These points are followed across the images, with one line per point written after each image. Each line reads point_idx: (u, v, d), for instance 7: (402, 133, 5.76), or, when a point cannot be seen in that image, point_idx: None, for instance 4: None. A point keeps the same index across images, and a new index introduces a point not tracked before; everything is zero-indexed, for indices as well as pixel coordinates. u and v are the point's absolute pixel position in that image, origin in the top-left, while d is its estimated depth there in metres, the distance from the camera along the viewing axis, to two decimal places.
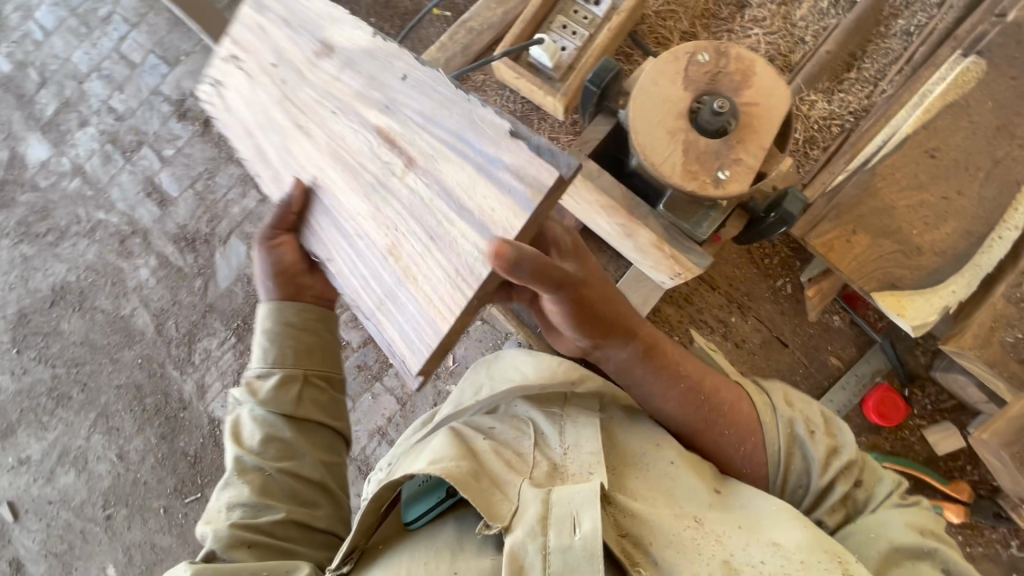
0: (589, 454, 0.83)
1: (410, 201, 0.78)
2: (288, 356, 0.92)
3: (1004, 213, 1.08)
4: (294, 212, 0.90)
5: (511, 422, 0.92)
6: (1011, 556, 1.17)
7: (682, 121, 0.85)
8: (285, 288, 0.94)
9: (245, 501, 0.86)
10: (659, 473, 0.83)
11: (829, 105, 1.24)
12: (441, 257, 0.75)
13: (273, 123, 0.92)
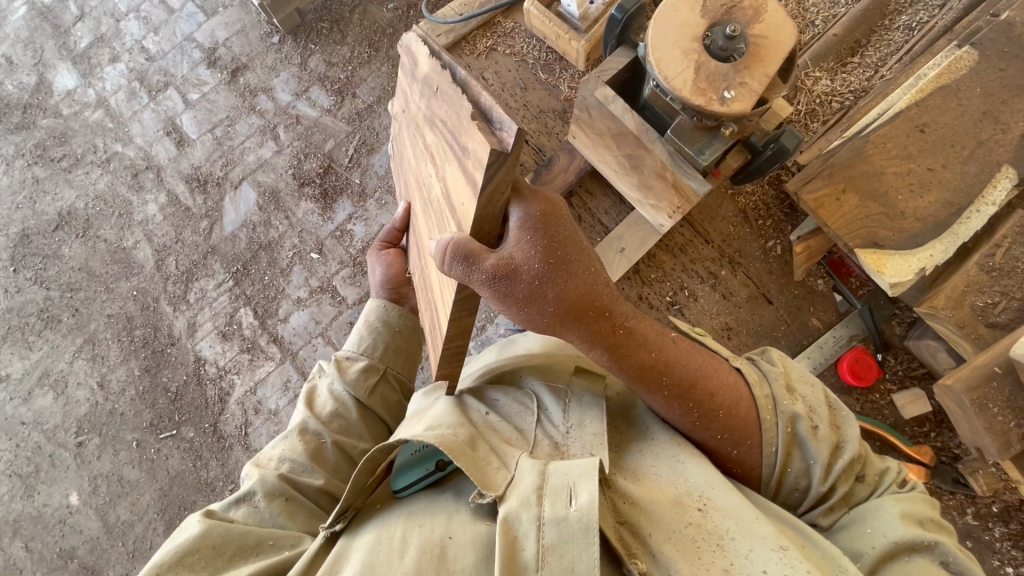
0: (592, 435, 0.81)
1: (441, 206, 0.84)
2: (379, 350, 1.07)
3: (985, 189, 1.15)
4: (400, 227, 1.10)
5: (515, 395, 0.91)
6: (967, 524, 1.21)
7: (696, 43, 0.92)
8: (389, 292, 1.14)
9: (296, 458, 0.93)
10: (666, 469, 0.79)
11: (832, 83, 1.34)
12: None
13: (403, 157, 1.09)
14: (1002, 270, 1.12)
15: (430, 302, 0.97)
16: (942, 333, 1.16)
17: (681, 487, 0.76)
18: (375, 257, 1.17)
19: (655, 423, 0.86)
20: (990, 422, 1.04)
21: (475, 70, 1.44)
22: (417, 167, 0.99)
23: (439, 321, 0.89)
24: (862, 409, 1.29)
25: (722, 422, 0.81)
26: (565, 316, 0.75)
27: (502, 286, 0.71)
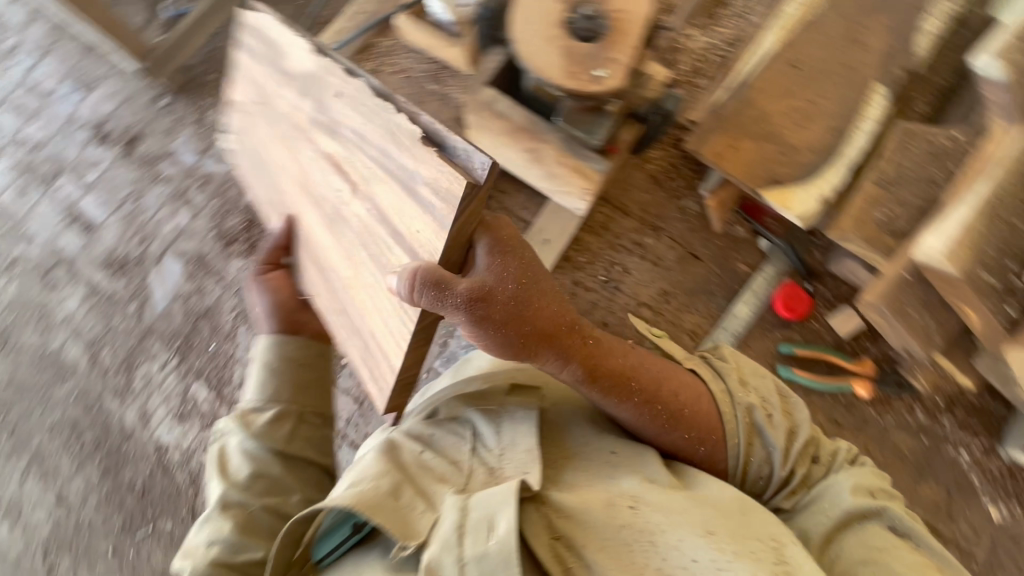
0: (524, 452, 0.85)
1: (361, 223, 0.91)
2: (287, 390, 0.98)
3: (861, 109, 1.22)
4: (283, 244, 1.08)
5: (451, 426, 0.94)
6: (918, 421, 1.28)
7: (557, 30, 0.93)
8: (281, 320, 1.04)
9: (224, 537, 0.87)
10: (600, 476, 0.85)
11: (708, 38, 1.38)
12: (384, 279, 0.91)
13: (266, 166, 1.10)
14: (895, 181, 1.18)
15: (376, 329, 0.99)
16: (856, 252, 1.22)
17: (614, 491, 0.81)
18: (257, 283, 1.07)
19: (588, 428, 0.93)
20: (911, 326, 1.10)
21: None
22: (310, 187, 0.99)
23: (382, 339, 0.98)
24: (804, 337, 1.33)
25: (683, 419, 0.91)
26: (535, 342, 0.83)
27: (477, 312, 0.78)
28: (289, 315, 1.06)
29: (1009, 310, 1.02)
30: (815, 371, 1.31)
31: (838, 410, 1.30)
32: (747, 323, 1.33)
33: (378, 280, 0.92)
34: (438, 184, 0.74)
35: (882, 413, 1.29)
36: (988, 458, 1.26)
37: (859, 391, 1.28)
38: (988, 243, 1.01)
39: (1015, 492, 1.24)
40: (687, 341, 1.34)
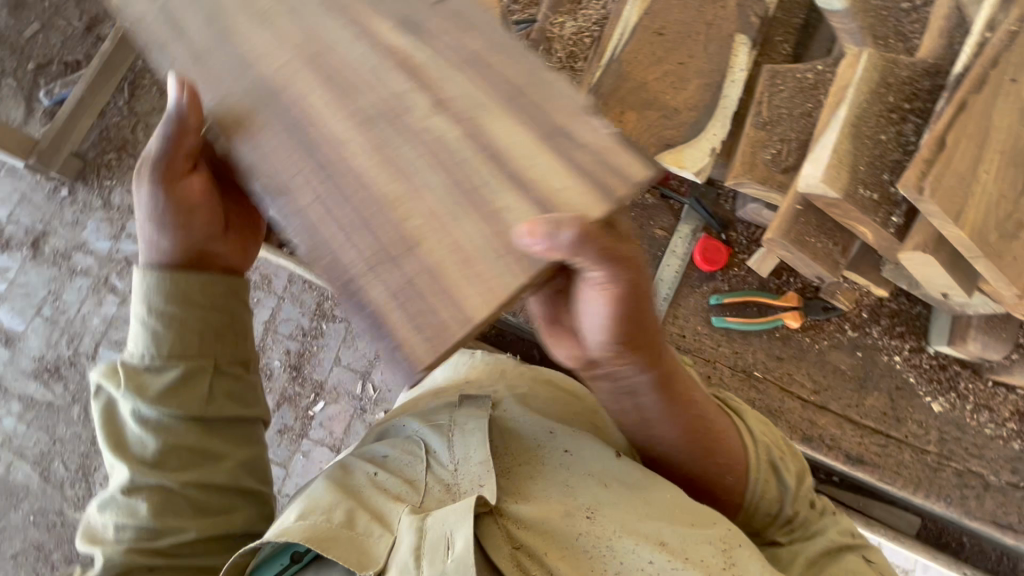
0: (478, 464, 0.92)
1: (433, 138, 0.76)
2: (194, 338, 0.91)
3: (729, 61, 1.27)
4: (190, 129, 0.83)
5: (403, 445, 1.00)
6: (851, 338, 1.35)
7: None
8: (179, 232, 0.90)
9: (142, 524, 0.89)
10: (557, 480, 0.92)
11: (576, 22, 1.41)
12: (481, 224, 0.72)
13: (223, 27, 0.85)
14: (772, 120, 1.24)
15: (395, 262, 0.72)
16: (754, 195, 1.27)
17: (570, 502, 0.89)
18: (159, 186, 0.87)
19: (540, 428, 1.00)
20: (812, 254, 1.14)
21: None
22: (342, 88, 0.79)
23: (445, 296, 0.70)
24: (732, 285, 1.37)
25: (712, 450, 0.95)
26: (636, 341, 0.80)
27: (621, 289, 0.72)
28: (191, 235, 0.92)
29: (897, 219, 1.05)
30: (747, 314, 1.36)
31: (775, 346, 1.35)
32: (674, 286, 1.37)
33: (452, 208, 0.73)
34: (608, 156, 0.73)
35: (817, 339, 1.35)
36: (918, 356, 1.33)
37: (790, 323, 1.33)
38: (862, 161, 1.05)
39: (949, 382, 1.31)
40: None
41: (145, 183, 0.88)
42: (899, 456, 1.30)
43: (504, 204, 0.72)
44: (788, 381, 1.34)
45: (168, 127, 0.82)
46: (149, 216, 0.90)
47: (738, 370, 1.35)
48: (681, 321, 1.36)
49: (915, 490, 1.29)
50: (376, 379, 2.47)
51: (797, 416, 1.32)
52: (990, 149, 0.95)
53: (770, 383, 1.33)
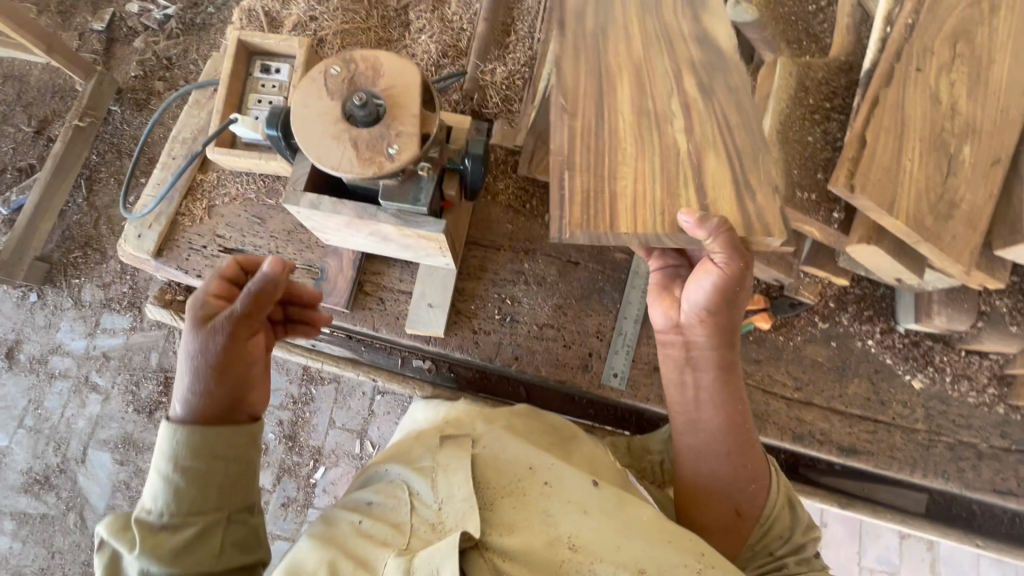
0: (462, 500, 0.93)
1: (667, 142, 0.98)
2: (212, 495, 0.92)
3: None
4: (272, 292, 0.92)
5: (388, 490, 0.99)
6: (823, 329, 1.36)
7: (341, 124, 0.95)
8: (227, 383, 0.93)
9: None
10: (540, 509, 0.94)
11: (506, 66, 1.45)
12: (664, 182, 0.96)
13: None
14: None
15: (582, 172, 0.97)
16: None
17: (553, 532, 0.92)
18: (218, 339, 0.90)
19: (523, 456, 1.02)
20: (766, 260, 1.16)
21: (207, 232, 1.39)
22: (567, 107, 1.01)
23: (742, 176, 0.95)
24: None
25: (749, 470, 1.05)
26: (721, 311, 0.97)
27: (727, 281, 0.93)
28: (224, 392, 0.93)
29: (839, 215, 1.08)
30: None
31: (752, 349, 1.36)
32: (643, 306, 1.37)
33: (655, 171, 0.96)
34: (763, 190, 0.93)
35: (790, 335, 1.37)
36: (891, 336, 1.35)
37: (760, 324, 1.33)
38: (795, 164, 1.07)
39: (924, 358, 1.33)
40: (596, 343, 1.35)
41: (206, 332, 0.91)
42: (890, 439, 1.31)
43: (689, 193, 0.95)
44: (770, 382, 1.35)
45: (256, 290, 0.90)
46: (188, 365, 0.91)
47: None
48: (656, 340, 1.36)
49: (911, 470, 1.30)
50: (374, 434, 2.47)
51: (784, 416, 1.33)
52: (910, 137, 0.99)
53: (752, 386, 1.34)
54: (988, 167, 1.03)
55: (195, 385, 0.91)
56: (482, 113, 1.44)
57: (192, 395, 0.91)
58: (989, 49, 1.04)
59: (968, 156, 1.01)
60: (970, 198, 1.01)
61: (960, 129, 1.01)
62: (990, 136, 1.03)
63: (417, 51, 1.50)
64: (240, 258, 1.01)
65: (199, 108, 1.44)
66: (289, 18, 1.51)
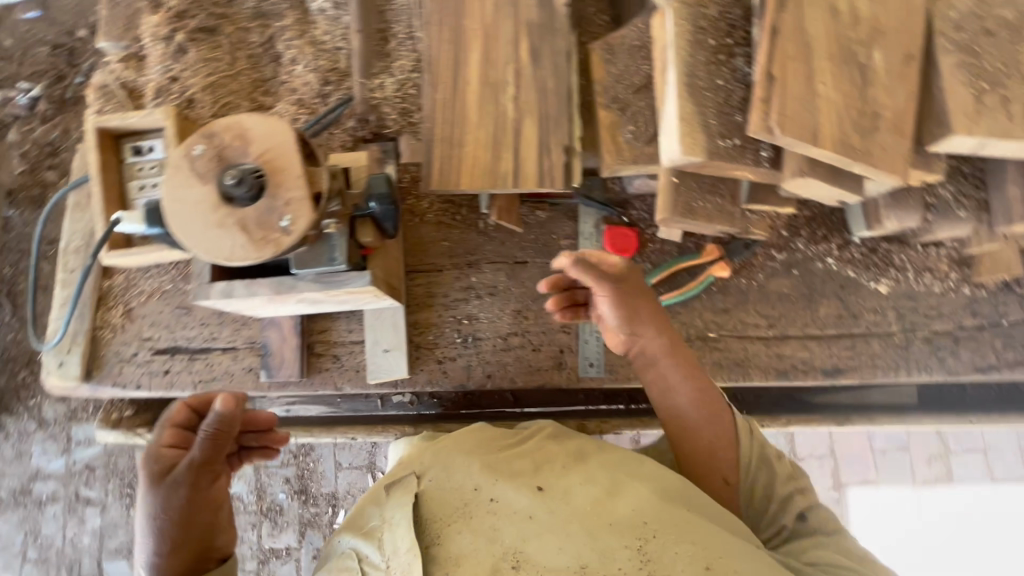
0: (406, 551, 0.94)
1: (492, 109, 1.18)
2: None
3: (555, 49, 1.20)
4: (221, 431, 0.98)
5: (341, 565, 1.01)
6: (782, 260, 1.34)
7: (222, 209, 0.86)
8: (182, 525, 0.99)
9: None
10: (483, 521, 0.95)
11: (394, 77, 1.34)
12: (493, 133, 1.17)
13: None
14: (619, 98, 1.20)
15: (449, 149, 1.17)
16: (637, 172, 1.22)
17: (501, 548, 0.92)
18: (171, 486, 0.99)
19: (470, 479, 1.01)
20: (707, 218, 1.11)
21: (134, 339, 1.30)
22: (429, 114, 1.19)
23: (555, 124, 1.18)
24: (654, 262, 1.34)
25: (704, 412, 1.11)
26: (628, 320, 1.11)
27: (603, 290, 1.09)
28: (185, 533, 1.00)
29: (767, 153, 1.03)
30: (679, 283, 1.33)
31: (718, 299, 1.33)
32: None
33: (494, 133, 1.17)
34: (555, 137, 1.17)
35: (752, 275, 1.34)
36: (848, 249, 1.33)
37: (721, 274, 1.30)
38: (712, 114, 1.01)
39: (884, 261, 1.32)
40: (565, 338, 1.31)
41: (163, 482, 0.99)
42: (871, 349, 1.32)
43: (516, 143, 1.17)
44: (742, 327, 1.33)
45: (207, 430, 0.98)
46: (154, 520, 0.99)
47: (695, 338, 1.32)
48: None
49: (897, 374, 1.31)
50: (383, 464, 2.43)
51: (765, 356, 1.32)
52: (816, 58, 0.94)
53: (727, 336, 1.32)
54: (903, 64, 0.98)
55: (165, 537, 1.00)
56: (384, 133, 1.34)
57: (163, 542, 1.00)
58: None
59: (878, 60, 0.97)
60: (891, 104, 0.97)
61: (864, 34, 0.97)
62: (897, 32, 0.98)
63: (296, 84, 1.37)
64: (190, 400, 1.05)
65: (81, 209, 1.31)
66: (148, 83, 1.37)
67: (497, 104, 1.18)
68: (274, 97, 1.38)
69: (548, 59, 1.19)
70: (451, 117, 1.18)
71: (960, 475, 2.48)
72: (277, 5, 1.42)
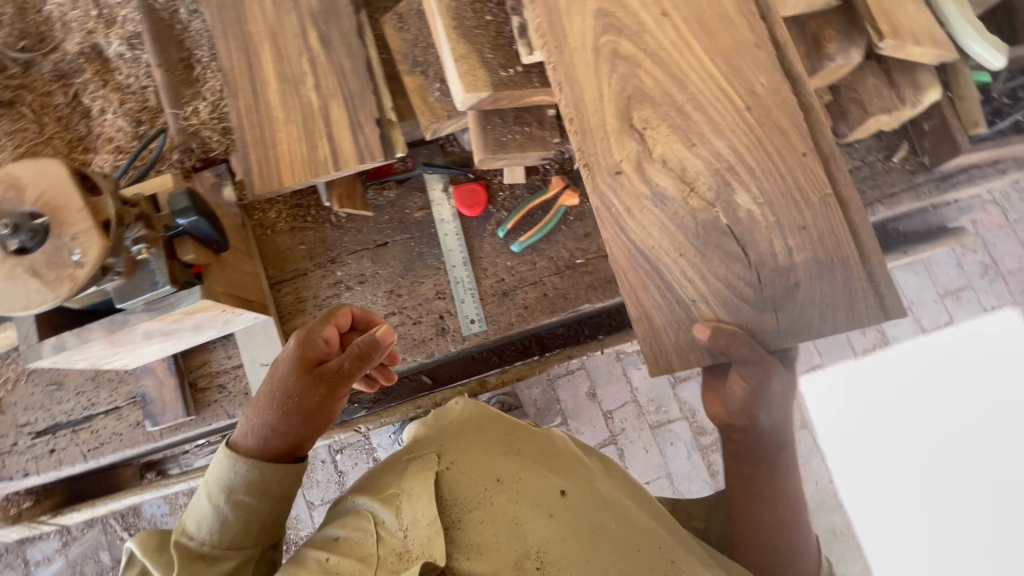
0: (428, 524, 0.77)
1: (297, 104, 1.19)
2: (245, 525, 0.88)
3: (344, 32, 1.21)
4: (370, 353, 0.92)
5: (353, 521, 0.82)
6: None
7: (9, 261, 0.84)
8: (293, 421, 0.90)
9: None
10: (501, 508, 0.80)
11: (207, 100, 1.33)
12: (304, 124, 1.18)
13: None
14: (419, 60, 1.22)
15: (269, 153, 1.18)
16: (458, 127, 1.25)
17: (523, 545, 0.77)
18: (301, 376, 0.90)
19: (488, 455, 0.88)
20: (519, 148, 1.16)
21: (8, 429, 1.25)
22: (241, 129, 1.19)
23: (362, 99, 1.19)
24: (509, 208, 1.36)
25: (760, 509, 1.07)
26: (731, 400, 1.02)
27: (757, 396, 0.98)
28: (295, 423, 0.90)
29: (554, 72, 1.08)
30: (536, 222, 1.36)
31: (577, 226, 1.36)
32: (463, 246, 1.35)
33: (304, 126, 1.18)
34: (365, 112, 1.18)
35: None
36: None
37: (572, 201, 1.32)
38: (488, 48, 1.05)
39: None
40: (442, 303, 1.33)
41: (294, 371, 0.91)
42: None
43: (328, 129, 1.18)
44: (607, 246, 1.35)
45: (360, 345, 0.92)
46: (274, 400, 0.90)
47: (565, 269, 1.35)
48: (492, 269, 1.34)
49: None
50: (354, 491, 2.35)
51: None
52: (677, 266, 0.90)
53: (594, 258, 1.35)
54: (785, 186, 0.92)
55: (279, 423, 0.90)
56: (212, 157, 1.33)
57: (268, 429, 0.90)
58: (640, 76, 0.93)
59: (747, 205, 0.91)
60: (797, 242, 0.90)
61: (707, 189, 0.92)
62: (745, 157, 0.92)
63: (111, 132, 1.35)
64: (355, 309, 1.01)
65: None
66: None
67: (300, 98, 1.19)
68: (95, 151, 1.37)
69: (340, 43, 1.21)
70: (261, 122, 1.19)
71: (895, 336, 2.47)
72: (73, 61, 1.39)
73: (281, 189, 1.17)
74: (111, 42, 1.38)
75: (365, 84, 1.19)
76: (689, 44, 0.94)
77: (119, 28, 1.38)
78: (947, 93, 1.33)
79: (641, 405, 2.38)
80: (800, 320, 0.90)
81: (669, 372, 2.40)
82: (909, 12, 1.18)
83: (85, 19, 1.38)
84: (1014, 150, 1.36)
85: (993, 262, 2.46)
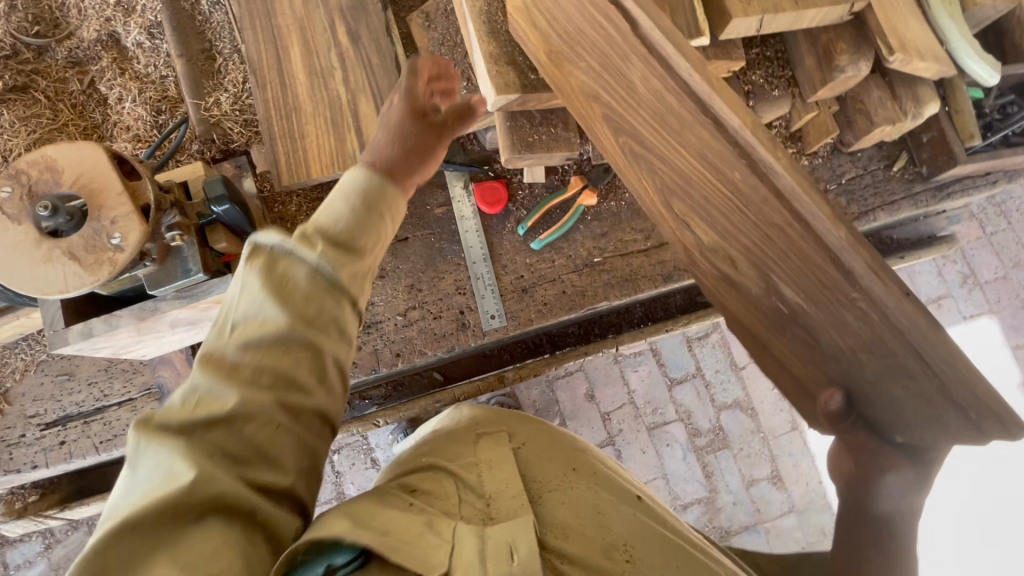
0: (516, 494, 0.67)
1: (325, 97, 1.20)
2: (365, 227, 0.75)
3: (373, 28, 1.23)
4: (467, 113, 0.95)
5: (429, 475, 0.70)
6: None
7: (46, 243, 0.83)
8: (399, 143, 0.86)
9: (262, 318, 0.66)
10: (580, 493, 0.71)
11: (229, 91, 1.33)
12: (332, 117, 1.19)
13: None
14: (446, 58, 1.24)
15: (297, 146, 1.18)
16: (482, 125, 1.27)
17: (605, 534, 0.67)
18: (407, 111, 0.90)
19: (565, 441, 0.81)
20: (546, 148, 1.19)
21: (17, 419, 1.22)
22: (268, 121, 1.19)
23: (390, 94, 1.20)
24: (528, 206, 1.39)
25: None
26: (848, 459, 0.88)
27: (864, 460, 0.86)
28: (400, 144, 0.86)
29: None
30: (555, 220, 1.38)
31: (594, 225, 1.39)
32: (483, 243, 1.36)
33: (333, 119, 1.19)
34: None
35: (620, 196, 1.40)
36: None
37: (591, 201, 1.35)
38: (520, 49, 1.08)
39: None
40: (462, 299, 1.35)
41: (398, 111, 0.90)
42: None
43: (356, 123, 1.19)
44: (623, 245, 1.39)
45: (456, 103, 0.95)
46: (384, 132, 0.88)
47: (583, 268, 1.38)
48: (512, 265, 1.37)
49: None
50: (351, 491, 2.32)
51: (650, 266, 1.39)
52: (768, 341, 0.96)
53: (611, 257, 1.38)
54: (816, 284, 0.83)
55: (386, 144, 0.85)
56: (233, 149, 1.33)
57: (387, 169, 0.82)
58: (661, 172, 0.93)
59: (797, 297, 0.86)
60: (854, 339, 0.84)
61: (752, 278, 0.90)
62: (770, 252, 0.86)
63: (129, 121, 1.34)
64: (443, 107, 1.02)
65: None
66: None
67: (328, 91, 1.20)
68: (111, 139, 1.35)
69: (368, 39, 1.22)
70: (288, 114, 1.19)
71: None
72: (89, 48, 1.38)
73: (308, 181, 1.18)
74: (129, 31, 1.36)
75: (393, 80, 1.21)
76: (678, 144, 0.88)
77: (138, 16, 1.36)
78: (945, 107, 1.40)
79: (638, 407, 2.42)
80: (892, 414, 0.84)
81: (665, 374, 2.44)
82: (914, 28, 1.25)
83: (103, 6, 1.36)
84: (1005, 163, 1.44)
85: (972, 273, 2.56)
